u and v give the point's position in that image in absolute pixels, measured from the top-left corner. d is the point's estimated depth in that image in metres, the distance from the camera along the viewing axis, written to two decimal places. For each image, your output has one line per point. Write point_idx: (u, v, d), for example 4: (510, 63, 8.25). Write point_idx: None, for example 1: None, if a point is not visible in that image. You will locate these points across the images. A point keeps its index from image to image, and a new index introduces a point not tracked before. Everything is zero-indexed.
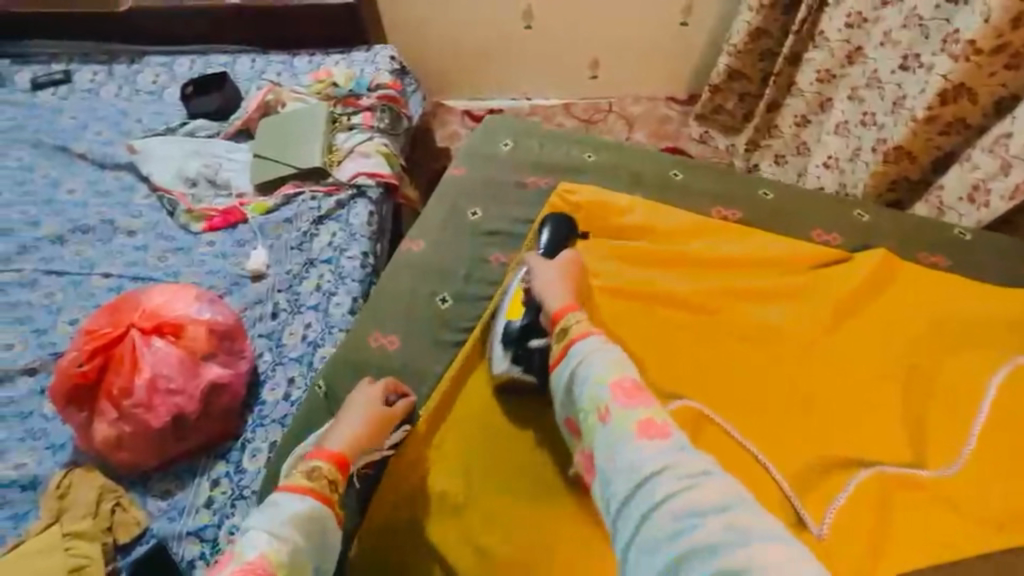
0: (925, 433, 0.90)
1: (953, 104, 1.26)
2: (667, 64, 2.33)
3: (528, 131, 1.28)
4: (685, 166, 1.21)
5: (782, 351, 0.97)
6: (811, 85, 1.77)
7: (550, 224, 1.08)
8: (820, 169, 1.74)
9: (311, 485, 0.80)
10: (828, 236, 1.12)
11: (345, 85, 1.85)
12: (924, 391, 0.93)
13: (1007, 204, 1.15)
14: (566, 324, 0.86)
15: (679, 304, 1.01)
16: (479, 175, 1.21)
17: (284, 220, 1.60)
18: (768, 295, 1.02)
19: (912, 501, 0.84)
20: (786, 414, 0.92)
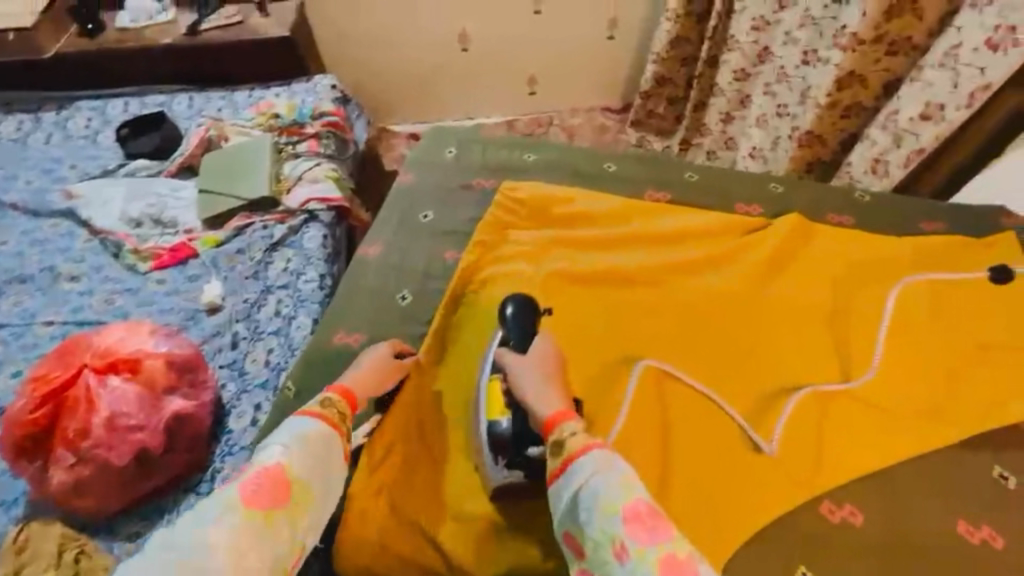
0: (858, 360, 0.98)
1: (849, 89, 1.41)
2: (599, 76, 2.46)
3: (470, 138, 1.34)
4: (613, 157, 1.29)
5: (717, 299, 1.05)
6: (729, 84, 1.92)
7: (512, 305, 0.96)
8: (747, 160, 1.88)
9: (323, 410, 0.87)
10: (750, 208, 1.20)
11: (288, 115, 1.88)
12: (845, 319, 1.02)
13: (904, 171, 1.29)
14: (560, 437, 0.77)
15: (620, 274, 1.07)
16: (423, 184, 1.26)
17: (236, 250, 1.59)
18: (700, 255, 1.09)
19: (846, 415, 0.92)
20: (729, 359, 0.99)
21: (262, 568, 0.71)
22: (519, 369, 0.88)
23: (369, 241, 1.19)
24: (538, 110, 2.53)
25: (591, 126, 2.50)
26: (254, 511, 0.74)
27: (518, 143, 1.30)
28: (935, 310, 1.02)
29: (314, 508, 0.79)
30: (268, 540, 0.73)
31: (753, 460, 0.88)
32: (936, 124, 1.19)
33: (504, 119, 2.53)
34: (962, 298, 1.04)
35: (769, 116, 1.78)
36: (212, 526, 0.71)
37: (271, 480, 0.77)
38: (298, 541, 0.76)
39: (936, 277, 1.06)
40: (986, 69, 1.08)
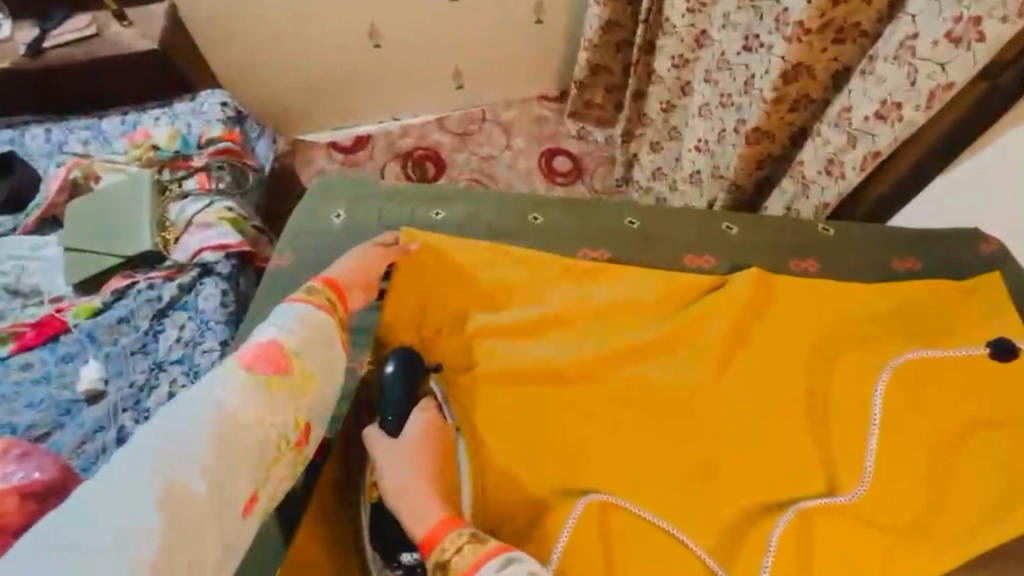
0: (833, 456, 0.86)
1: (796, 81, 1.28)
2: (531, 63, 2.25)
3: (361, 193, 1.13)
4: (541, 204, 1.13)
5: (678, 400, 0.92)
6: (668, 71, 1.76)
7: (393, 362, 0.89)
8: (694, 154, 1.74)
9: (308, 295, 0.81)
10: (699, 258, 1.08)
11: (169, 146, 1.61)
12: (823, 411, 0.90)
13: (860, 174, 1.17)
14: (443, 558, 0.67)
15: (565, 376, 0.93)
16: (319, 247, 1.06)
17: (117, 319, 1.34)
18: (653, 344, 0.96)
19: (834, 539, 0.79)
20: (698, 476, 0.85)
21: (266, 435, 0.66)
22: (390, 459, 0.79)
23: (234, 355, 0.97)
24: (468, 104, 2.31)
25: (527, 119, 2.30)
26: (254, 376, 0.69)
27: (423, 198, 1.12)
28: (926, 398, 0.89)
29: (319, 387, 0.74)
30: (269, 405, 0.68)
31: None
32: (892, 125, 1.06)
33: (432, 117, 2.30)
34: (958, 382, 0.90)
35: (708, 109, 1.64)
36: (215, 392, 0.66)
37: (270, 355, 0.71)
38: (302, 416, 0.71)
39: (923, 355, 0.92)
40: (947, 65, 0.95)
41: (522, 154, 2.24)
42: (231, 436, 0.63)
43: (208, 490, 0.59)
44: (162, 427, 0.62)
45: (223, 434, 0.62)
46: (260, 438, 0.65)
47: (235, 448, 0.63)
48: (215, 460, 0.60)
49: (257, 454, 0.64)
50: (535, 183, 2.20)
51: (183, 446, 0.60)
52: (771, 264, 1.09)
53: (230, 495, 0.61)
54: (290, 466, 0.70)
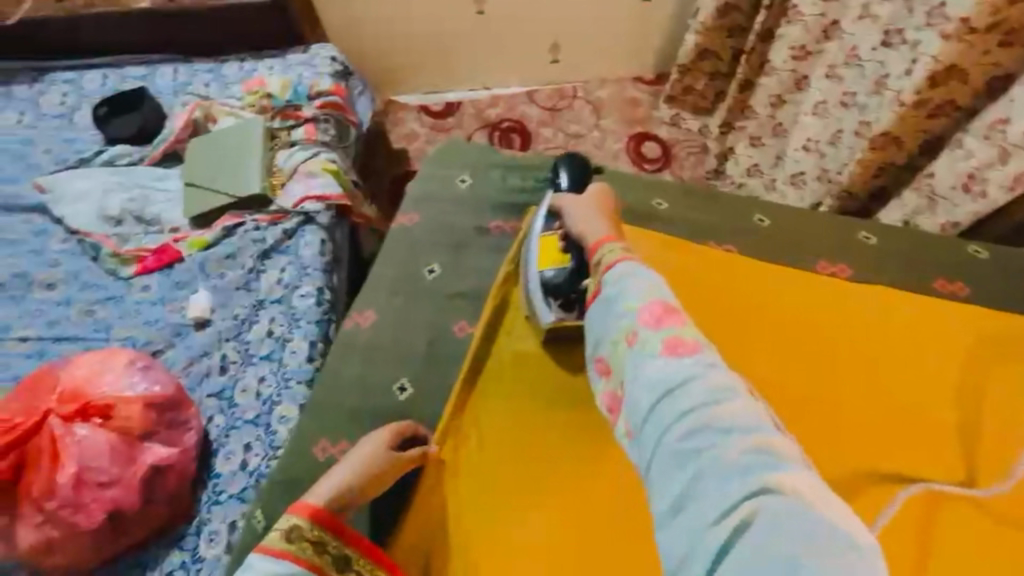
0: (978, 452, 0.82)
1: (944, 86, 1.18)
2: (633, 42, 2.17)
3: (488, 158, 1.12)
4: (665, 189, 1.09)
5: (824, 371, 0.89)
6: (784, 62, 1.65)
7: (564, 171, 1.02)
8: (799, 153, 1.61)
9: (291, 548, 0.67)
10: (834, 267, 1.03)
11: (282, 95, 1.66)
12: (976, 411, 0.85)
13: (1007, 194, 1.06)
14: (601, 255, 0.74)
15: (714, 333, 0.92)
16: (444, 209, 1.06)
17: (226, 255, 1.43)
18: (806, 315, 0.94)
19: (962, 526, 0.76)
20: (840, 448, 0.83)
21: None
22: (571, 206, 0.87)
23: (363, 306, 1.00)
24: (561, 80, 2.26)
25: (620, 100, 2.23)
26: None
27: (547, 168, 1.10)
28: None
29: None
30: None
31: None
32: None
33: (522, 90, 2.27)
34: None
35: (821, 108, 1.53)
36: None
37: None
38: None
39: None
40: None
41: (610, 135, 2.18)
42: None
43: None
44: None
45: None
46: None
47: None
48: None
49: None
50: (621, 165, 2.13)
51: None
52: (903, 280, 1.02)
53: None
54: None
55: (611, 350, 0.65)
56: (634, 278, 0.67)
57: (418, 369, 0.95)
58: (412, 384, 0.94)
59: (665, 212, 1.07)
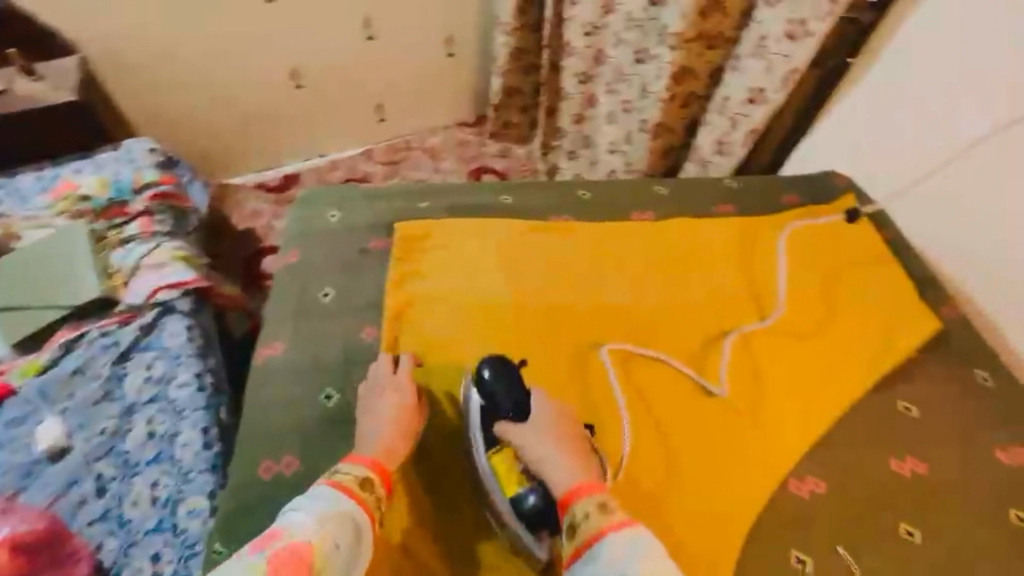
0: (762, 299, 1.10)
1: (684, 82, 1.57)
2: (449, 93, 2.42)
3: (350, 195, 1.18)
4: (508, 188, 1.22)
5: (663, 293, 1.10)
6: (574, 87, 2.00)
7: (489, 368, 0.89)
8: (610, 155, 1.95)
9: (362, 492, 0.75)
10: (643, 215, 1.21)
11: (103, 193, 1.56)
12: (756, 273, 1.13)
13: (745, 148, 1.43)
14: (574, 519, 0.75)
15: (576, 293, 1.07)
16: (315, 253, 1.08)
17: (71, 372, 1.28)
18: (635, 257, 1.13)
19: (770, 351, 1.03)
20: (686, 336, 1.05)
21: None
22: (536, 446, 0.83)
23: (270, 336, 0.99)
24: (393, 135, 2.42)
25: (451, 143, 2.44)
26: None
27: (409, 192, 1.19)
28: (818, 254, 1.16)
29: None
30: None
31: (712, 406, 0.97)
32: (761, 105, 1.34)
33: (358, 150, 2.38)
34: (834, 240, 1.18)
35: (612, 116, 1.88)
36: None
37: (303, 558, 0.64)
38: None
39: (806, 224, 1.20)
40: (790, 55, 1.25)
41: (451, 175, 2.36)
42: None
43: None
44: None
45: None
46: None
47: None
48: None
49: None
50: None
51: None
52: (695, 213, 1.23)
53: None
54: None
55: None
56: (634, 563, 0.69)
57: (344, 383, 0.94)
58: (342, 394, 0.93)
59: (499, 203, 1.19)
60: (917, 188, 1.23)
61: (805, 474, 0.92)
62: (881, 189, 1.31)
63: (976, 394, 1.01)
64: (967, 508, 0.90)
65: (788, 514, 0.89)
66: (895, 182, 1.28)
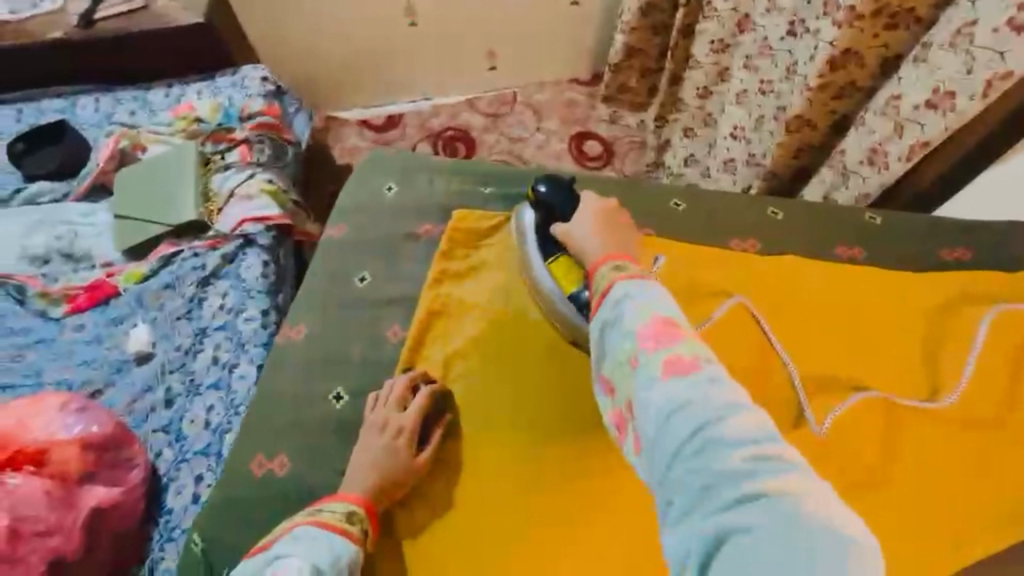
0: (934, 384, 0.84)
1: (843, 69, 1.26)
2: (566, 46, 2.20)
3: (411, 167, 1.08)
4: (589, 182, 1.06)
5: (800, 325, 0.90)
6: (706, 55, 1.72)
7: (544, 184, 0.92)
8: (729, 141, 1.68)
9: (348, 526, 0.74)
10: (744, 244, 1.00)
11: (212, 119, 1.65)
12: (937, 334, 0.88)
13: (905, 165, 1.14)
14: (597, 278, 0.73)
15: (696, 293, 0.91)
16: (375, 220, 1.04)
17: (164, 285, 1.39)
18: (777, 270, 0.94)
19: (915, 443, 0.80)
20: (816, 366, 0.87)
21: None
22: (580, 223, 0.83)
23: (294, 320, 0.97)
24: (500, 85, 2.28)
25: (559, 102, 2.26)
26: None
27: (475, 173, 1.07)
28: None
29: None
30: None
31: (808, 441, 0.81)
32: (944, 114, 1.04)
33: (461, 98, 2.28)
34: None
35: (743, 96, 1.60)
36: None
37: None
38: None
39: None
40: (1007, 54, 0.93)
41: (551, 137, 2.21)
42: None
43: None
44: None
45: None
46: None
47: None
48: None
49: None
50: (565, 165, 2.17)
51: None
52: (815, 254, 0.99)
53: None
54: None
55: (619, 373, 0.63)
56: (636, 298, 0.65)
57: (359, 386, 0.91)
58: (348, 402, 0.90)
59: None
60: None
61: None
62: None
63: None
64: None
65: None
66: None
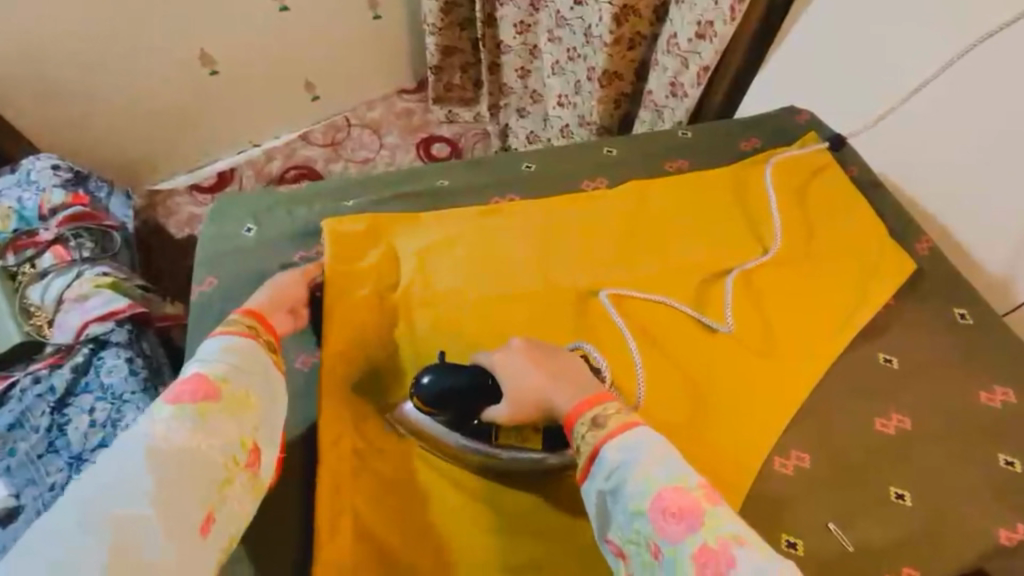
0: (759, 236, 1.01)
1: (627, 23, 1.46)
2: (383, 59, 2.21)
3: (270, 200, 1.06)
4: (446, 170, 1.10)
5: (657, 228, 1.00)
6: (514, 38, 1.85)
7: (427, 374, 0.79)
8: (559, 110, 1.83)
9: (236, 326, 0.75)
10: (596, 182, 1.09)
11: (7, 228, 1.44)
12: (746, 202, 1.04)
13: (699, 89, 1.32)
14: (577, 440, 0.71)
15: (550, 236, 0.98)
16: (243, 272, 0.97)
17: (7, 426, 1.17)
18: (617, 200, 1.03)
19: (772, 287, 0.95)
20: (685, 277, 0.96)
21: (210, 463, 0.62)
22: (516, 387, 0.77)
23: None
24: (329, 113, 2.22)
25: (394, 115, 2.25)
26: (182, 411, 0.63)
27: (335, 192, 1.07)
28: (811, 188, 1.06)
29: (258, 404, 0.70)
30: (203, 434, 0.63)
31: (718, 344, 0.89)
32: (711, 41, 1.23)
33: (293, 135, 2.19)
34: (826, 170, 1.08)
35: (558, 66, 1.75)
36: (142, 432, 0.60)
37: (201, 385, 0.66)
38: (247, 437, 0.67)
39: (796, 154, 1.09)
40: None
41: (398, 149, 2.19)
42: (171, 471, 0.58)
43: (153, 539, 0.54)
44: (107, 457, 0.59)
45: (161, 466, 0.58)
46: (196, 477, 0.60)
47: (181, 473, 0.59)
48: (155, 501, 0.56)
49: (204, 484, 0.60)
50: None
51: (126, 487, 0.56)
52: (648, 171, 1.11)
53: (183, 521, 0.57)
54: (240, 491, 0.65)
55: (640, 556, 0.64)
56: (634, 462, 0.66)
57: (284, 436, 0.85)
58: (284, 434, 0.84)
59: (426, 196, 1.06)
60: (903, 113, 1.11)
61: (787, 449, 0.83)
62: (857, 122, 1.19)
63: (953, 330, 0.94)
64: (959, 442, 0.85)
65: (776, 497, 0.79)
66: (873, 111, 1.15)
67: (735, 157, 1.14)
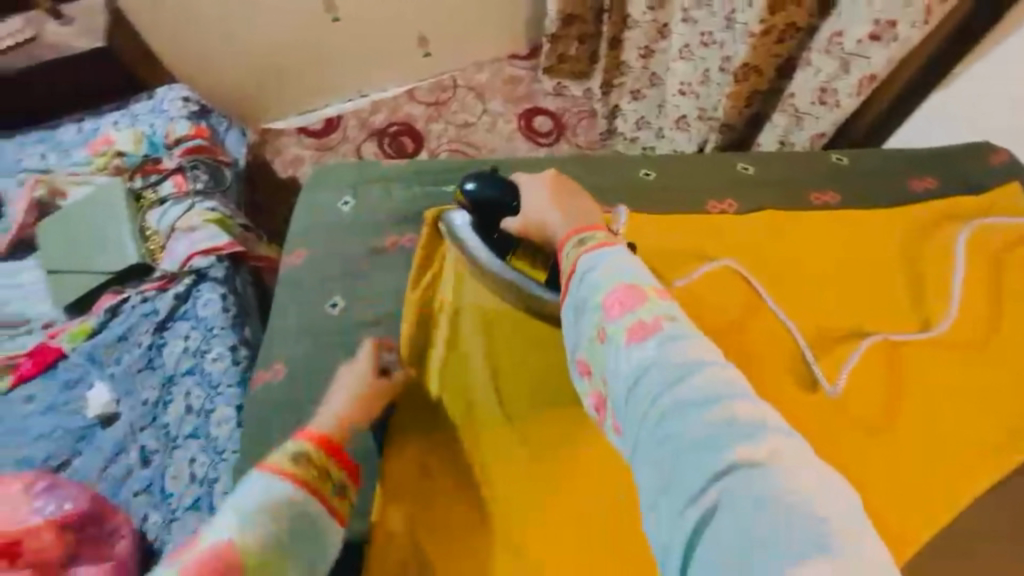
0: (921, 305, 0.88)
1: (782, 12, 1.26)
2: (499, 20, 2.11)
3: (367, 173, 1.05)
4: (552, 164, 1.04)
5: (798, 275, 0.91)
6: (644, 14, 1.68)
7: (472, 179, 0.90)
8: (679, 97, 1.66)
9: (296, 469, 0.66)
10: (722, 204, 1.00)
11: (137, 150, 1.53)
12: (919, 271, 0.91)
13: (857, 99, 1.14)
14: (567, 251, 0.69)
15: (668, 259, 0.91)
16: (335, 246, 0.98)
17: (116, 337, 1.29)
18: (765, 238, 0.94)
19: (921, 368, 0.83)
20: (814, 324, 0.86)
21: None
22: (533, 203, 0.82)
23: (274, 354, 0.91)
24: (436, 72, 2.18)
25: (501, 81, 2.17)
26: None
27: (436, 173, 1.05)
28: (1001, 267, 0.91)
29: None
30: None
31: (840, 411, 0.79)
32: (888, 45, 1.04)
33: (399, 90, 2.17)
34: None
35: (687, 51, 1.57)
36: None
37: (224, 559, 0.58)
38: None
39: (994, 225, 0.94)
40: None
41: (500, 117, 2.12)
42: None
43: None
44: None
45: None
46: None
47: None
48: None
49: None
50: (518, 145, 2.09)
51: None
52: (787, 204, 1.00)
53: None
54: None
55: (594, 356, 0.60)
56: (598, 264, 0.63)
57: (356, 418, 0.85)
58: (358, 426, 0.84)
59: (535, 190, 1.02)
60: None
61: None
62: None
63: None
64: None
65: None
66: None
67: (901, 199, 1.01)
